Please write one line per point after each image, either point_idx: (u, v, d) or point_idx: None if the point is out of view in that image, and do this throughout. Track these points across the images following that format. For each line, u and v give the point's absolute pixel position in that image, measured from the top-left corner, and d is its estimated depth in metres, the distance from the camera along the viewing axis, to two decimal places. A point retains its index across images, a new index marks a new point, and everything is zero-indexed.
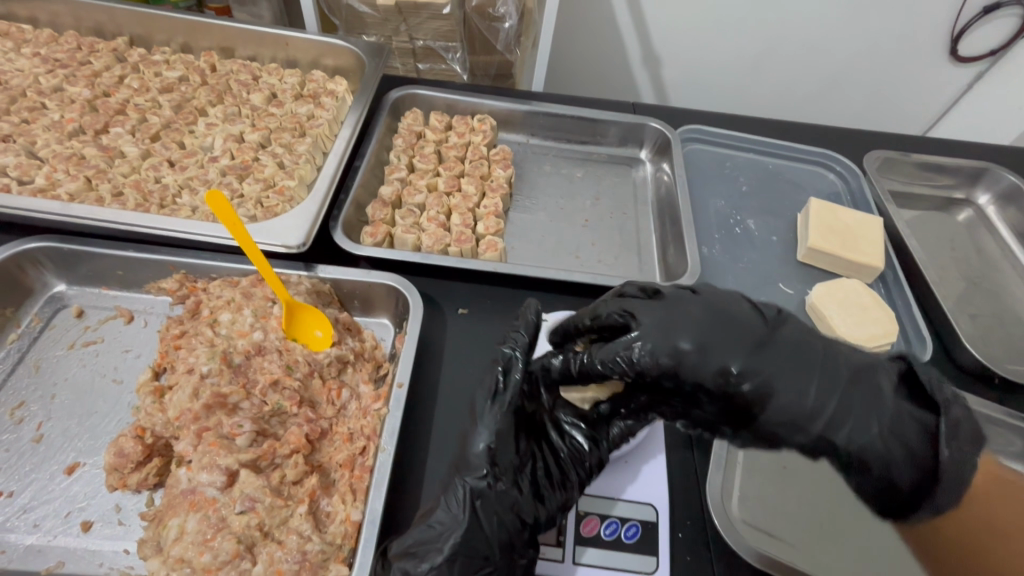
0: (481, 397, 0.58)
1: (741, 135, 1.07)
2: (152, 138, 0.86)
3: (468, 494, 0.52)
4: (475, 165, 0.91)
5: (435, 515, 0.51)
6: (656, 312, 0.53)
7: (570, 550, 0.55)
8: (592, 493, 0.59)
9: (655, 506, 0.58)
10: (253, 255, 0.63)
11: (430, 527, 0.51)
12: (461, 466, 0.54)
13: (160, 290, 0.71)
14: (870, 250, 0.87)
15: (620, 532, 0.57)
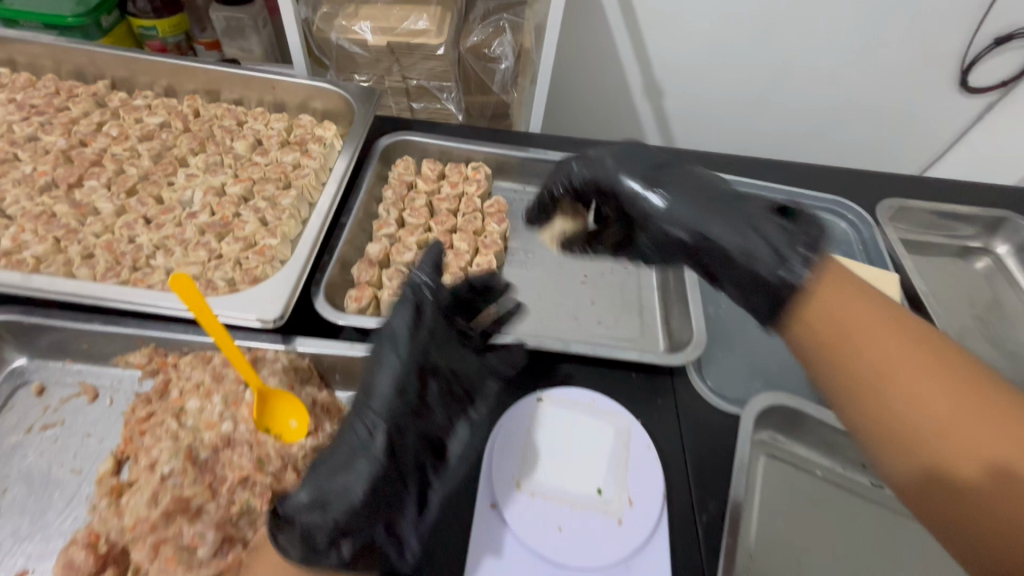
0: (388, 344, 0.59)
1: (748, 182, 1.02)
2: (128, 192, 0.82)
3: (363, 442, 0.52)
4: (468, 219, 0.87)
5: (338, 463, 0.52)
6: (623, 146, 0.67)
7: None
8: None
9: None
10: (220, 339, 0.58)
11: (332, 475, 0.51)
12: (360, 409, 0.55)
13: (127, 364, 0.66)
14: None
15: None
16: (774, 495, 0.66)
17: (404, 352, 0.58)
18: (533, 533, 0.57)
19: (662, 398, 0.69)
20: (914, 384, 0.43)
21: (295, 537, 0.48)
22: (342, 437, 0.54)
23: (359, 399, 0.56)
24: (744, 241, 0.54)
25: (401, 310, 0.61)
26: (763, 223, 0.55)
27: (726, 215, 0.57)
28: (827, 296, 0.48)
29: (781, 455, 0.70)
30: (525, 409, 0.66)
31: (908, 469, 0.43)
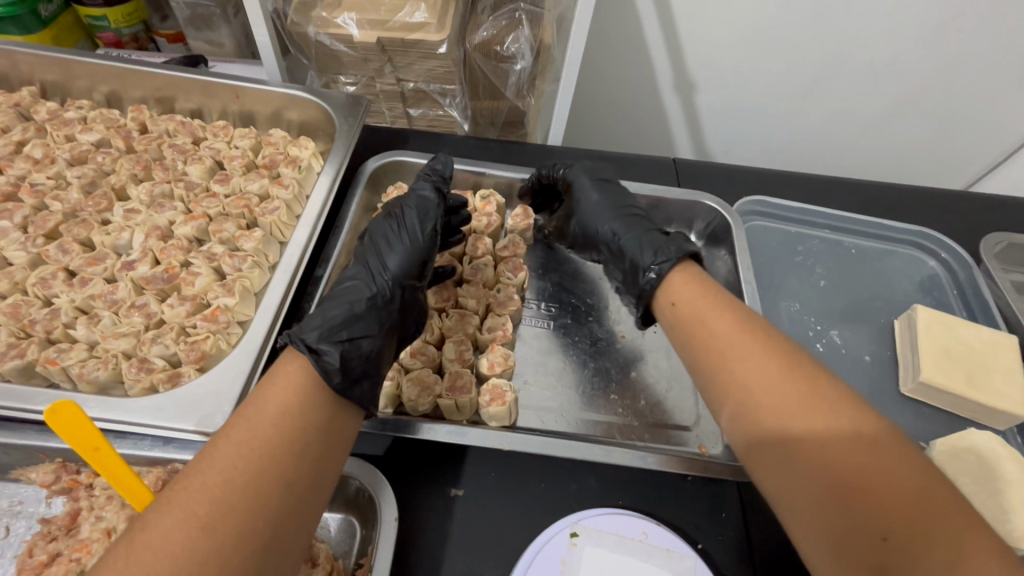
0: (403, 222, 0.60)
1: (815, 209, 0.84)
2: (47, 236, 0.65)
3: (378, 296, 0.54)
4: (477, 267, 0.69)
5: (358, 309, 0.52)
6: (591, 168, 0.74)
7: None
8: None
9: None
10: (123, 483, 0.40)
11: (351, 316, 0.51)
12: (373, 274, 0.56)
13: (31, 481, 0.51)
14: (1003, 389, 0.65)
15: None
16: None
17: (422, 230, 0.60)
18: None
19: (725, 512, 0.55)
20: (759, 371, 0.46)
21: (334, 366, 0.45)
22: (356, 286, 0.55)
23: (371, 259, 0.57)
24: (637, 241, 0.63)
25: (419, 198, 0.63)
26: (650, 230, 0.64)
27: (631, 219, 0.66)
28: (687, 287, 0.56)
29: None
30: (555, 552, 0.49)
31: (750, 439, 0.45)
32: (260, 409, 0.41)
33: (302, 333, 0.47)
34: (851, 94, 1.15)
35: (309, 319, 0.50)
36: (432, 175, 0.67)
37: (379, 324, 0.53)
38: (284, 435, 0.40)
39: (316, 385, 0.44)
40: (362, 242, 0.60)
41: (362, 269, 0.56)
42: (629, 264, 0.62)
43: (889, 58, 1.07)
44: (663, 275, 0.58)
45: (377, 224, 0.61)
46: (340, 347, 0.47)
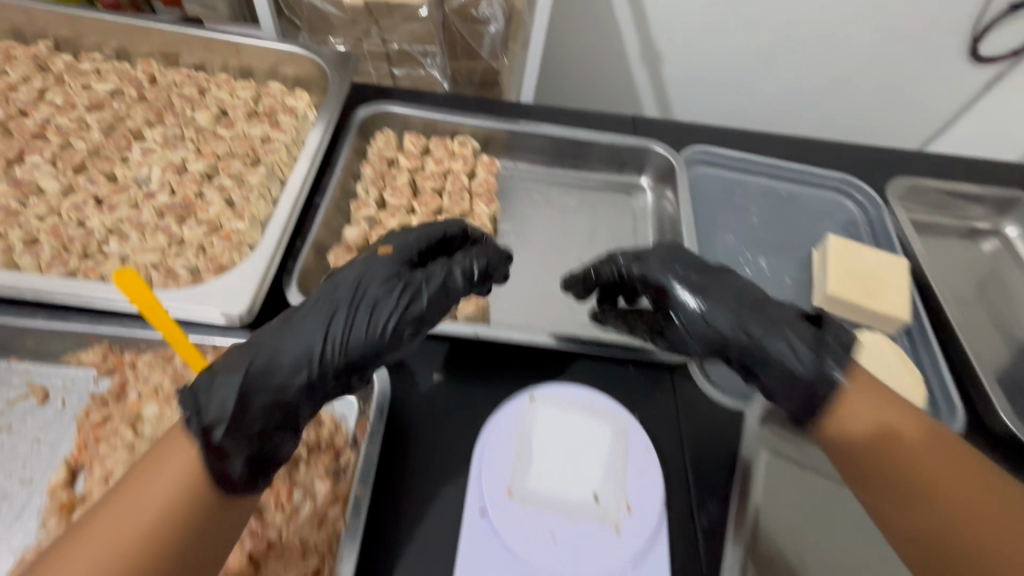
0: (401, 308, 0.54)
1: (751, 158, 0.96)
2: (76, 169, 0.74)
3: (314, 382, 0.49)
4: (455, 199, 0.79)
5: (285, 386, 0.48)
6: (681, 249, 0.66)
7: None
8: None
9: None
10: (176, 339, 0.51)
11: (272, 404, 0.47)
12: (320, 357, 0.49)
13: (81, 363, 0.61)
14: (895, 299, 0.78)
15: None
16: (779, 496, 0.62)
17: (399, 309, 0.53)
18: (525, 544, 0.53)
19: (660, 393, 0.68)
20: (899, 438, 0.50)
21: (230, 446, 0.44)
22: (285, 356, 0.48)
23: (328, 323, 0.51)
24: (785, 347, 0.56)
25: (434, 286, 0.56)
26: (802, 326, 0.58)
27: (764, 318, 0.58)
28: (861, 396, 0.53)
29: (784, 450, 0.65)
30: (516, 410, 0.61)
31: (875, 494, 0.51)
32: (147, 497, 0.40)
33: (203, 400, 0.44)
34: (798, 64, 1.27)
35: (226, 375, 0.46)
36: (473, 261, 0.59)
37: (300, 399, 0.48)
38: (155, 532, 0.39)
39: (206, 484, 0.42)
40: (333, 289, 0.53)
41: (307, 335, 0.50)
42: (801, 391, 0.55)
43: (828, 30, 1.19)
44: (846, 405, 0.53)
45: (364, 282, 0.54)
46: (245, 447, 0.45)
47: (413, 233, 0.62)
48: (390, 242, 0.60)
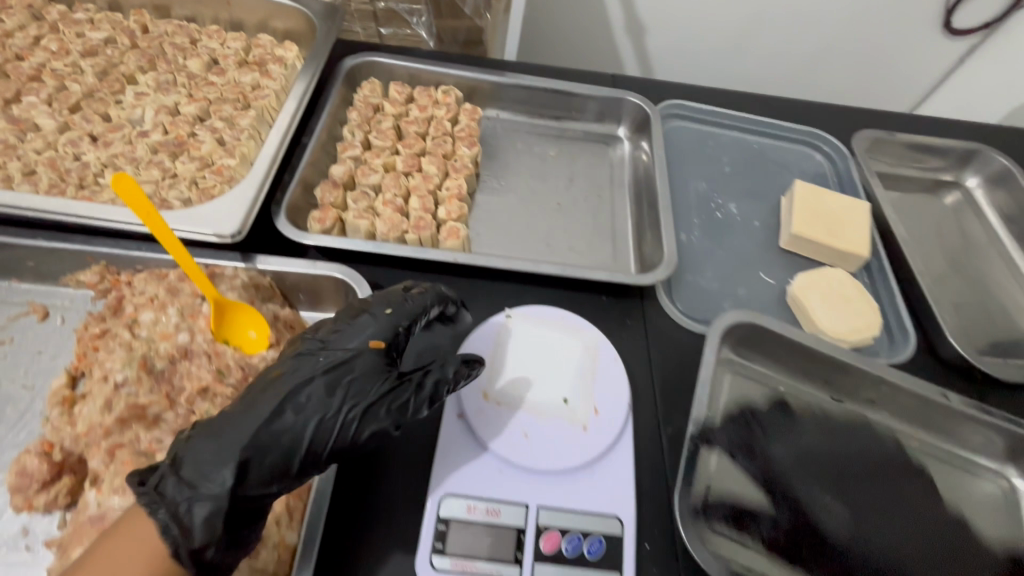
0: (391, 406, 0.51)
1: (724, 113, 1.00)
2: (71, 109, 0.76)
3: (296, 469, 0.47)
4: (438, 142, 0.82)
5: (268, 493, 0.46)
6: None
7: (527, 566, 0.52)
8: (554, 504, 0.55)
9: (621, 518, 0.55)
10: (172, 245, 0.55)
11: (251, 491, 0.46)
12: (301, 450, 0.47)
13: (79, 283, 0.64)
14: (855, 238, 0.83)
15: (583, 547, 0.53)
16: (741, 409, 0.66)
17: (391, 420, 0.50)
18: (502, 442, 0.58)
19: (630, 320, 0.72)
20: None
21: (213, 524, 0.43)
22: (261, 458, 0.46)
23: (313, 431, 0.48)
24: None
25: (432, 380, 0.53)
26: None
27: None
28: None
29: (745, 373, 0.70)
30: (497, 325, 0.66)
31: None
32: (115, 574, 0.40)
33: (182, 512, 0.43)
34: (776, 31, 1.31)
35: (206, 485, 0.44)
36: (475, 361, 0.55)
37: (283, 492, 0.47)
38: None
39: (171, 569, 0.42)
40: (315, 388, 0.50)
41: (289, 431, 0.47)
42: None
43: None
44: None
45: (352, 380, 0.51)
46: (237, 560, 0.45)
47: (399, 312, 0.57)
48: (374, 325, 0.56)
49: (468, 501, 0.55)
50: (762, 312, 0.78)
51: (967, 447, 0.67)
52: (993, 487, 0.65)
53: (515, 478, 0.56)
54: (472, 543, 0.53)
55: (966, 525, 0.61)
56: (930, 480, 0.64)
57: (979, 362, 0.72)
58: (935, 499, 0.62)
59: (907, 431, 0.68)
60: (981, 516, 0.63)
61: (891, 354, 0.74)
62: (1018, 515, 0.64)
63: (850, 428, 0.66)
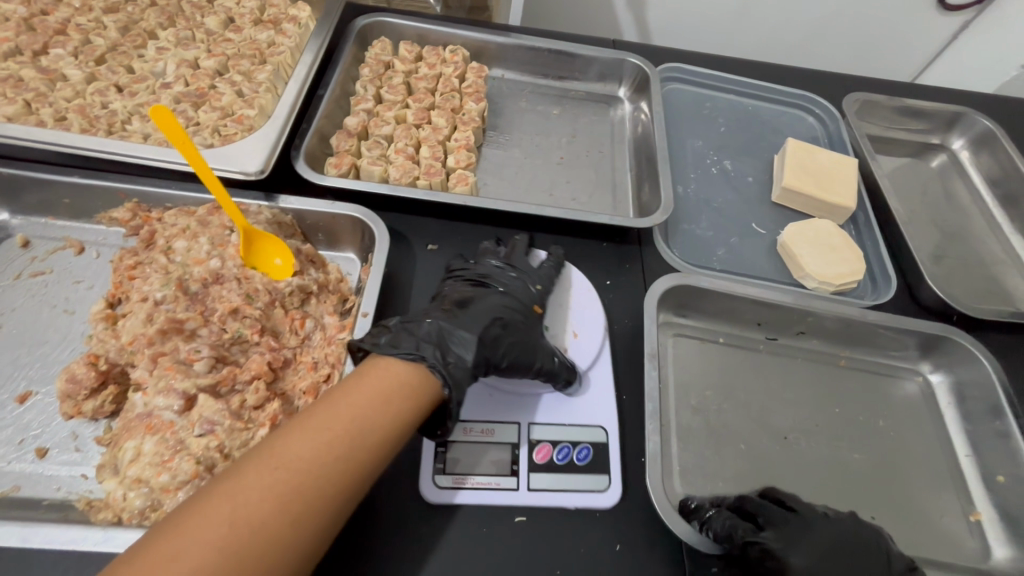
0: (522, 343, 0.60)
1: (721, 75, 1.04)
2: (97, 61, 0.80)
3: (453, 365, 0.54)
4: (446, 97, 0.86)
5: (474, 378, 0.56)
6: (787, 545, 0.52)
7: (524, 476, 0.57)
8: (545, 422, 0.61)
9: (606, 427, 0.61)
10: (208, 179, 0.59)
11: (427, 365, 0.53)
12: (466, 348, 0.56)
13: (112, 221, 0.68)
14: (843, 191, 0.87)
15: (572, 454, 0.59)
16: (687, 366, 0.71)
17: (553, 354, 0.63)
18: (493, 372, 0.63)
19: (629, 264, 0.77)
20: None
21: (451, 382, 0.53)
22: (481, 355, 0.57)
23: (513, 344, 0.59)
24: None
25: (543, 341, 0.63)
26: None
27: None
28: None
29: (687, 332, 0.75)
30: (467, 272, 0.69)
31: None
32: (388, 371, 0.51)
33: (446, 373, 0.53)
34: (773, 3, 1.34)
35: (457, 362, 0.55)
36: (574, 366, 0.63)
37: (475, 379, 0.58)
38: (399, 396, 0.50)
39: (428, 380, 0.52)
40: (506, 316, 0.62)
41: (495, 340, 0.59)
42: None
43: None
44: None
45: (526, 321, 0.63)
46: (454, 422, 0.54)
47: (554, 275, 0.70)
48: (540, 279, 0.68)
49: (462, 426, 0.59)
50: (753, 259, 0.83)
51: (885, 354, 0.75)
52: (912, 386, 0.74)
53: (507, 402, 0.62)
54: (473, 461, 0.58)
55: (897, 424, 0.70)
56: (860, 391, 0.72)
57: (957, 304, 0.76)
58: (864, 403, 0.71)
59: (835, 354, 0.75)
60: (904, 413, 0.71)
61: (874, 297, 0.79)
62: (937, 406, 0.72)
63: (786, 362, 0.73)
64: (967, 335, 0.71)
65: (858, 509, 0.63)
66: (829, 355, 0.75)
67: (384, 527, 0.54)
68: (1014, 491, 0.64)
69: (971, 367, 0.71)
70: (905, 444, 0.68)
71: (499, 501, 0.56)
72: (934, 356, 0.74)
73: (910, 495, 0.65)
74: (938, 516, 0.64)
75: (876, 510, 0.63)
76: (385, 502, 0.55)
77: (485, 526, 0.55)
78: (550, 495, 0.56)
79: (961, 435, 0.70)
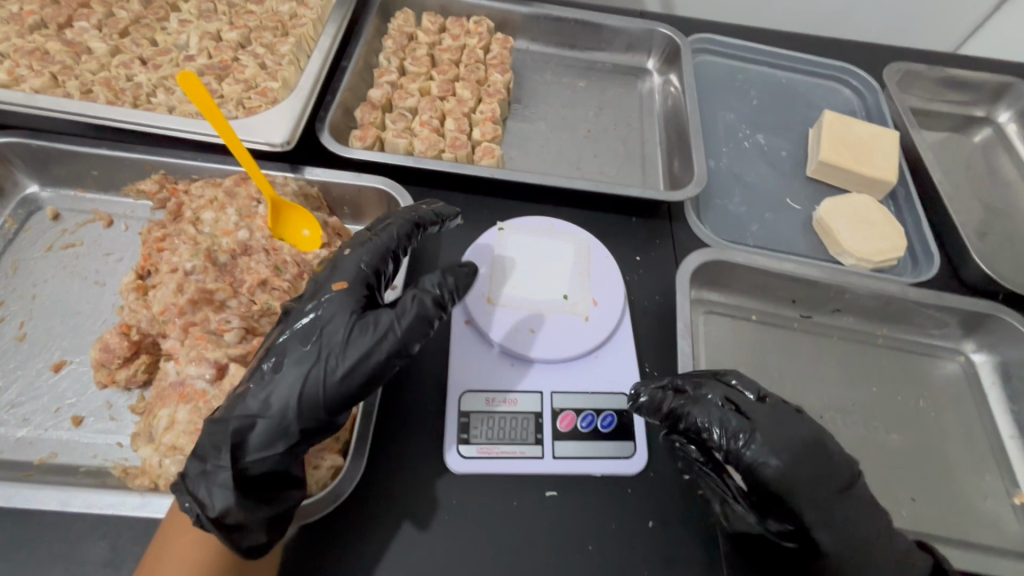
0: (331, 350, 0.48)
1: (755, 46, 0.99)
2: (121, 34, 0.79)
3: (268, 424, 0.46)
4: (471, 68, 0.84)
5: (269, 455, 0.47)
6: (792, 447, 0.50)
7: (548, 445, 0.56)
8: (566, 389, 0.59)
9: (628, 394, 0.60)
10: (237, 150, 0.59)
11: (208, 460, 0.45)
12: (264, 406, 0.47)
13: (140, 194, 0.68)
14: (884, 165, 0.83)
15: (597, 422, 0.58)
16: (719, 343, 0.69)
17: (382, 349, 0.49)
18: (505, 338, 0.61)
19: (659, 240, 0.74)
20: None
21: None
22: (260, 421, 0.46)
23: (303, 384, 0.47)
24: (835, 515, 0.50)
25: (371, 318, 0.50)
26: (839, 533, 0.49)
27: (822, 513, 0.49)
28: None
29: (718, 309, 0.73)
30: (487, 240, 0.67)
31: None
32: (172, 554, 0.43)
33: (193, 483, 0.44)
34: None
35: (215, 455, 0.45)
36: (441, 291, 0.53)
37: (292, 452, 0.48)
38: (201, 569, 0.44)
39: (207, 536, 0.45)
40: (296, 344, 0.49)
41: (282, 393, 0.47)
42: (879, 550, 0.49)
43: None
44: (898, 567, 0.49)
45: (328, 329, 0.49)
46: (261, 515, 0.45)
47: (363, 249, 0.55)
48: (338, 268, 0.54)
49: (485, 396, 0.58)
50: (787, 235, 0.80)
51: (925, 332, 0.73)
52: (953, 366, 0.71)
53: (525, 369, 0.60)
54: (494, 431, 0.57)
55: (937, 405, 0.68)
56: (899, 371, 0.70)
57: (1005, 282, 0.73)
58: (903, 383, 0.69)
59: (873, 332, 0.73)
60: (948, 395, 0.68)
61: (915, 274, 0.76)
62: (980, 387, 0.69)
63: (821, 340, 0.71)
64: (1015, 313, 0.68)
65: (897, 491, 0.61)
66: (866, 333, 0.72)
67: (415, 499, 0.53)
68: None
69: (1017, 346, 0.68)
70: (945, 425, 0.66)
71: (524, 471, 0.55)
72: (977, 335, 0.71)
73: (950, 476, 0.62)
74: (980, 499, 0.61)
75: (914, 491, 0.61)
76: (416, 475, 0.54)
77: (517, 500, 0.54)
78: (574, 463, 0.56)
79: (1005, 416, 0.67)
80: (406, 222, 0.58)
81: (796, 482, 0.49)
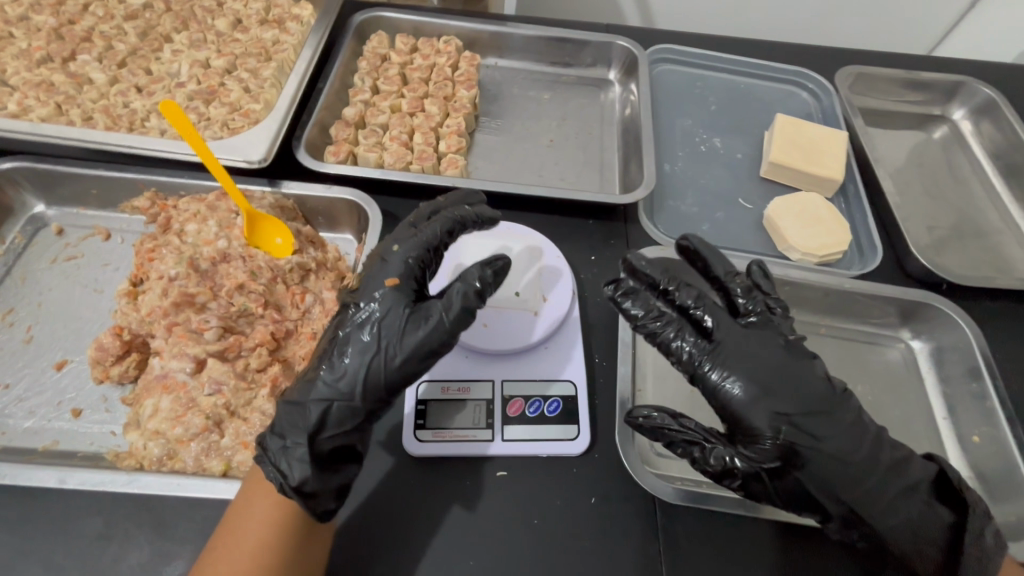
0: (390, 339, 0.53)
1: (713, 54, 1.05)
2: (119, 64, 0.87)
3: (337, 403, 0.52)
4: (440, 85, 0.91)
5: (342, 431, 0.53)
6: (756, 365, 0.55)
7: (498, 429, 0.62)
8: (515, 378, 0.65)
9: (574, 382, 0.65)
10: (215, 167, 0.65)
11: (287, 437, 0.51)
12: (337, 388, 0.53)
13: (134, 210, 0.75)
14: (832, 164, 0.87)
15: (543, 408, 0.63)
16: None
17: (432, 338, 0.53)
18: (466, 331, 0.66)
19: (613, 240, 0.79)
20: None
21: None
22: (334, 403, 0.52)
23: (366, 372, 0.53)
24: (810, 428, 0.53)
25: (423, 311, 0.54)
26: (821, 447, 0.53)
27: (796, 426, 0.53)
28: None
29: None
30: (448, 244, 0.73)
31: None
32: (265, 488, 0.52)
33: (276, 457, 0.51)
34: None
35: (294, 434, 0.51)
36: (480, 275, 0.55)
37: (361, 429, 0.54)
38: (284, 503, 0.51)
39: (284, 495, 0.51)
40: (357, 335, 0.54)
41: (350, 379, 0.53)
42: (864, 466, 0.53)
43: None
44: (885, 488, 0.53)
45: (387, 320, 0.54)
46: (332, 485, 0.52)
47: (410, 245, 0.59)
48: (389, 263, 0.58)
49: (442, 385, 0.64)
50: (738, 233, 0.85)
51: (868, 321, 0.76)
52: (895, 353, 0.74)
53: (479, 361, 0.66)
54: (448, 417, 0.62)
55: (874, 389, 0.71)
56: (839, 358, 0.74)
57: (944, 272, 0.76)
58: (842, 368, 0.73)
59: (816, 321, 0.77)
60: (888, 379, 0.72)
61: (861, 267, 0.80)
62: (918, 371, 0.73)
63: None
64: (947, 301, 0.73)
65: None
66: (809, 323, 0.77)
67: (375, 478, 0.59)
68: (987, 450, 0.65)
69: (950, 332, 0.72)
70: (881, 407, 0.70)
71: (476, 453, 0.60)
72: (916, 324, 0.75)
73: None
74: None
75: None
76: (376, 456, 0.60)
77: (468, 479, 0.60)
78: (521, 445, 0.61)
79: (939, 398, 0.71)
80: (450, 219, 0.60)
81: (768, 398, 0.53)
